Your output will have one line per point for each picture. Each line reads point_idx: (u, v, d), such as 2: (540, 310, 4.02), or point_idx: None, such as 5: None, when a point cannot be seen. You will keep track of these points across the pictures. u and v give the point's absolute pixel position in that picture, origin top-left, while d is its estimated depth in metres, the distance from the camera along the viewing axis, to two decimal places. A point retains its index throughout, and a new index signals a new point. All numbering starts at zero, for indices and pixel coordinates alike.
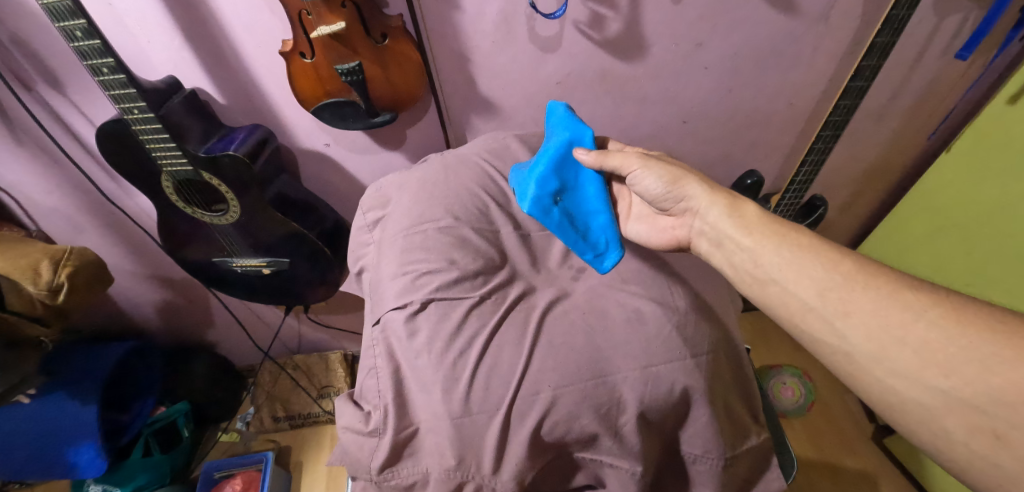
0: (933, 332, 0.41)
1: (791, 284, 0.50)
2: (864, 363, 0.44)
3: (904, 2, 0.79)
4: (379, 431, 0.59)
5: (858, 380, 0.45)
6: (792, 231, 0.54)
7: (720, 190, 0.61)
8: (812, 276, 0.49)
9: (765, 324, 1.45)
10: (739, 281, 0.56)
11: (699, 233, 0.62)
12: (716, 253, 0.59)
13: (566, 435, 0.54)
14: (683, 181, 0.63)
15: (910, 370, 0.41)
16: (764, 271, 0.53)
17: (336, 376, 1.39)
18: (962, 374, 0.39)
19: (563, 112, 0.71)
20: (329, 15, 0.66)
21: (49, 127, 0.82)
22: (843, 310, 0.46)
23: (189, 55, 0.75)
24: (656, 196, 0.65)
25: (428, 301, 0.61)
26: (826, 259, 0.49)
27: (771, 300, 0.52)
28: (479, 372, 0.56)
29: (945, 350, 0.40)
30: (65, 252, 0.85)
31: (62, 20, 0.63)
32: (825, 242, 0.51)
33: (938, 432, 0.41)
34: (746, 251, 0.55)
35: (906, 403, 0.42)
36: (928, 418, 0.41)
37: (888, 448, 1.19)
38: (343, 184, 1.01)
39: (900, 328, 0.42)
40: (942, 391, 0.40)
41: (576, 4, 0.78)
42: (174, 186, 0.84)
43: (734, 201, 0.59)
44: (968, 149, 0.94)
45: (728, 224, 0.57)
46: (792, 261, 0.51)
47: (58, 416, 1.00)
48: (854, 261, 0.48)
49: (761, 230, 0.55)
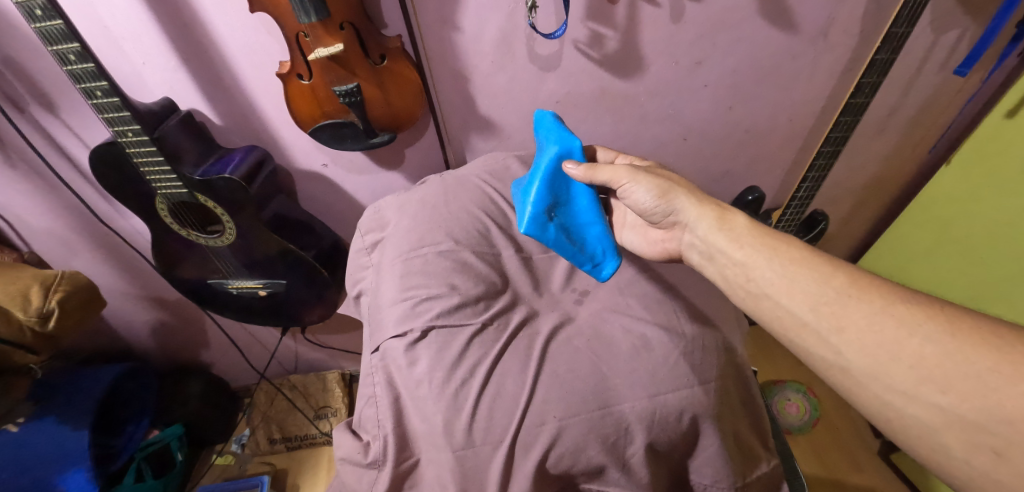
0: (928, 347, 0.39)
1: (786, 300, 0.48)
2: (861, 378, 0.42)
3: (903, 19, 0.79)
4: (379, 463, 0.57)
5: (857, 396, 0.43)
6: (785, 244, 0.52)
7: (710, 201, 0.59)
8: (805, 290, 0.47)
9: (768, 339, 1.44)
10: (734, 295, 0.55)
11: (690, 246, 0.60)
12: (708, 266, 0.58)
13: (572, 467, 0.53)
14: (672, 194, 0.60)
15: (905, 386, 0.40)
16: (757, 286, 0.51)
17: (333, 396, 1.37)
18: (959, 390, 0.37)
19: (553, 121, 0.68)
20: (327, 37, 0.65)
21: (43, 149, 0.81)
22: (837, 325, 0.44)
23: (184, 76, 0.74)
24: (646, 210, 0.62)
25: (428, 329, 0.60)
26: (819, 273, 0.48)
27: (766, 315, 0.50)
28: (482, 403, 0.54)
29: (941, 365, 0.38)
30: (56, 277, 0.83)
31: (55, 43, 0.61)
32: (817, 254, 0.50)
33: (937, 448, 0.39)
34: (739, 265, 0.53)
35: (906, 419, 0.40)
36: (928, 435, 0.39)
37: (895, 465, 1.18)
38: (341, 204, 0.99)
39: (895, 344, 0.41)
40: (939, 407, 0.38)
41: (575, 23, 0.78)
42: (169, 208, 0.83)
43: (723, 213, 0.57)
44: (967, 162, 0.94)
45: (719, 239, 0.56)
46: (785, 276, 0.49)
47: (42, 445, 0.95)
48: (847, 274, 0.46)
49: (753, 243, 0.53)
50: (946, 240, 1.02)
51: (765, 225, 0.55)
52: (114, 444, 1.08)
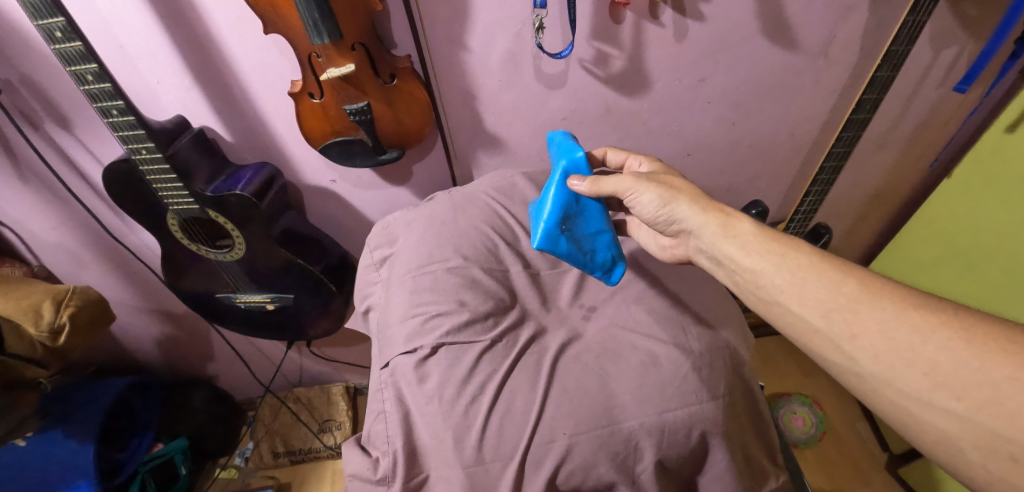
0: (943, 354, 0.39)
1: (796, 307, 0.48)
2: (876, 384, 0.42)
3: (903, 38, 0.81)
4: (388, 479, 0.57)
5: (872, 401, 0.43)
6: (792, 249, 0.51)
7: (713, 207, 0.58)
8: (815, 298, 0.47)
9: (772, 351, 1.44)
10: (746, 300, 0.55)
11: (698, 251, 0.60)
12: (719, 272, 0.58)
13: (582, 484, 0.53)
14: (674, 202, 0.60)
15: (921, 393, 0.40)
16: (767, 293, 0.51)
17: (337, 409, 1.37)
18: (975, 397, 0.37)
19: (561, 138, 0.69)
20: (339, 58, 0.67)
21: (57, 165, 0.82)
22: (849, 332, 0.44)
23: (197, 94, 0.76)
24: (650, 217, 0.63)
25: (438, 346, 0.60)
26: (828, 278, 0.47)
27: (778, 321, 0.50)
28: (492, 418, 0.55)
29: (955, 373, 0.38)
30: (67, 292, 0.85)
31: (74, 63, 0.63)
32: (826, 258, 0.49)
33: (954, 453, 0.39)
34: (748, 273, 0.53)
35: (922, 425, 0.40)
36: (943, 440, 0.39)
37: (902, 477, 1.17)
38: (348, 219, 1.00)
39: (910, 350, 0.40)
40: (955, 414, 0.38)
41: (581, 42, 0.79)
42: (180, 224, 0.84)
43: (728, 219, 0.56)
44: (969, 173, 0.95)
45: (724, 246, 0.55)
46: (795, 282, 0.49)
47: (51, 456, 0.95)
48: (857, 280, 0.46)
49: (761, 250, 0.53)
50: (951, 251, 1.02)
51: (773, 229, 0.54)
52: (117, 457, 1.07)
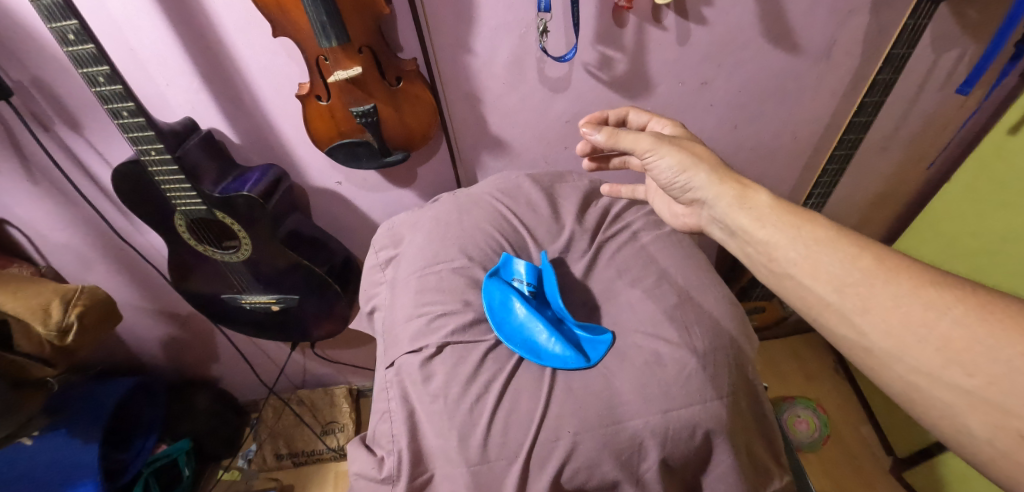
0: (958, 330, 0.39)
1: (809, 280, 0.48)
2: (885, 359, 0.43)
3: (903, 42, 0.84)
4: (393, 479, 0.57)
5: (882, 378, 0.44)
6: (810, 223, 0.51)
7: (730, 178, 0.57)
8: (829, 271, 0.47)
9: (775, 355, 1.45)
10: (757, 273, 0.55)
11: (712, 221, 0.61)
12: (730, 242, 0.58)
13: (587, 482, 0.54)
14: (693, 170, 0.59)
15: (932, 368, 0.40)
16: (780, 266, 0.51)
17: (341, 411, 1.36)
18: (987, 373, 0.37)
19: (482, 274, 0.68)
20: (346, 61, 0.68)
21: (66, 166, 0.83)
22: (861, 306, 0.44)
23: (205, 96, 0.77)
24: (667, 181, 0.63)
25: (443, 345, 0.61)
26: (844, 252, 0.47)
27: (789, 294, 0.51)
28: (497, 417, 0.55)
29: (969, 349, 0.38)
30: (76, 292, 0.86)
31: (85, 66, 0.63)
32: (844, 232, 0.49)
33: (960, 429, 0.39)
34: (761, 245, 0.53)
35: (930, 400, 0.40)
36: (951, 416, 0.39)
37: (908, 482, 1.15)
38: (354, 221, 1.01)
39: (923, 326, 0.41)
40: (965, 390, 0.38)
41: (586, 46, 0.80)
42: (187, 225, 0.85)
43: (744, 191, 0.56)
44: (973, 173, 0.95)
45: (739, 217, 0.55)
46: (810, 255, 0.49)
47: (55, 455, 0.96)
48: (874, 255, 0.46)
49: (776, 222, 0.52)
50: (954, 253, 1.02)
51: (790, 203, 0.54)
52: (121, 458, 1.07)
